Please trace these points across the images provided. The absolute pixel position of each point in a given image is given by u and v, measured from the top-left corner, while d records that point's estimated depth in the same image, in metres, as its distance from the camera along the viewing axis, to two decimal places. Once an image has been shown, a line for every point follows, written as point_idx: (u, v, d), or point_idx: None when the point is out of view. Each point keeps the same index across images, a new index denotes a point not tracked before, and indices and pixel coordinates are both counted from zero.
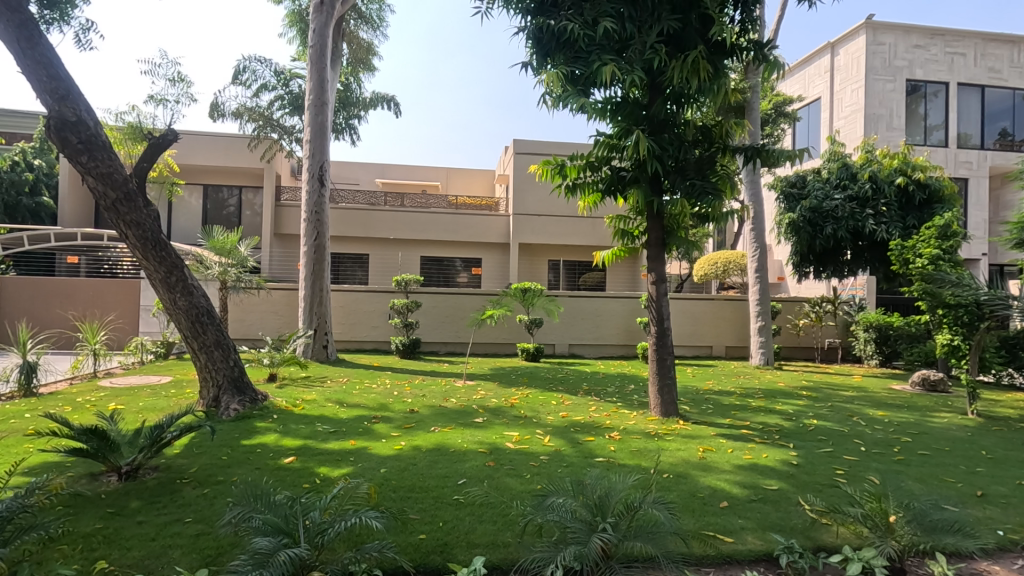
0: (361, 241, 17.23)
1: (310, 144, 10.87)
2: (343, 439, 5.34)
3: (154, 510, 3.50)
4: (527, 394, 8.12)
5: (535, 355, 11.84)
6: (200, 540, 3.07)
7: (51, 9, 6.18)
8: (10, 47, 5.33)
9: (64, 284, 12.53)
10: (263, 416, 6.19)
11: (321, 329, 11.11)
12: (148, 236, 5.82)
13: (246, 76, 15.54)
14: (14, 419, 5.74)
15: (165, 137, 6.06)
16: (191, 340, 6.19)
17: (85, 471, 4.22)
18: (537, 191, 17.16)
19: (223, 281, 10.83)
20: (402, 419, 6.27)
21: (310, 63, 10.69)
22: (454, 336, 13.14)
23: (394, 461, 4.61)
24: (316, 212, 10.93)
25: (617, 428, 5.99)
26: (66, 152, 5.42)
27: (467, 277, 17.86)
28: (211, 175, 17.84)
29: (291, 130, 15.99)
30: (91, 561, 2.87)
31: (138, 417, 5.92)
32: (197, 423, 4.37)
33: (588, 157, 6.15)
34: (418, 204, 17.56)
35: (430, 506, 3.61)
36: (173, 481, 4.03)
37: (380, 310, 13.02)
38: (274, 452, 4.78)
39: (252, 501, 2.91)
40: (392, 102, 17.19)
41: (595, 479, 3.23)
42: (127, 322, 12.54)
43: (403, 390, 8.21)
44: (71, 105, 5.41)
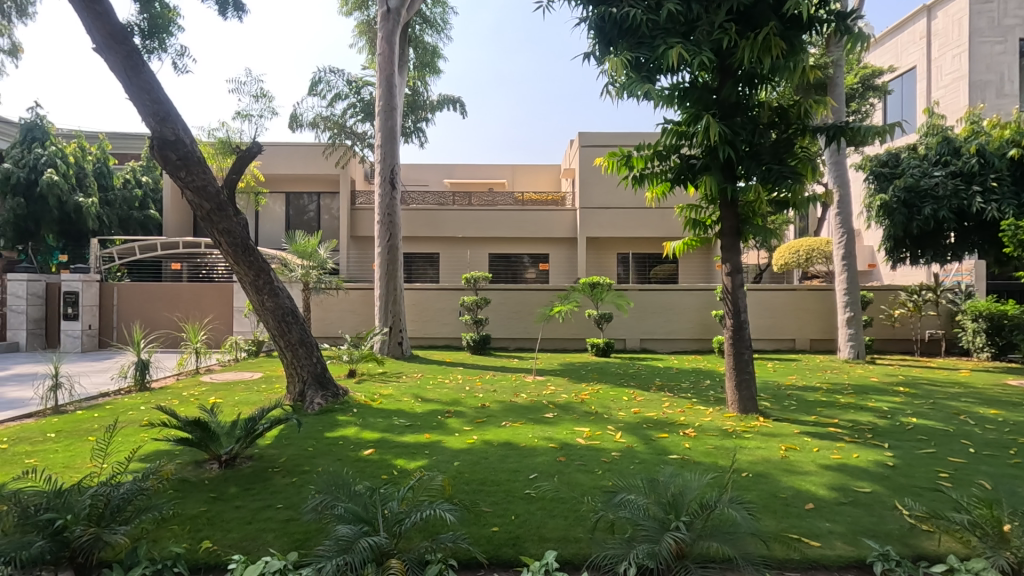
0: (431, 240, 17.72)
1: (381, 148, 11.31)
2: (418, 432, 5.53)
3: (249, 496, 3.79)
4: (598, 389, 8.03)
5: (605, 350, 11.70)
6: (290, 526, 3.29)
7: (151, 39, 6.79)
8: (118, 76, 5.91)
9: (169, 289, 13.76)
10: (344, 410, 6.55)
11: (396, 327, 11.54)
12: (238, 242, 6.29)
13: (321, 87, 16.38)
14: (131, 411, 6.40)
15: (250, 150, 6.51)
16: (279, 339, 6.63)
17: (191, 458, 4.63)
18: (603, 184, 16.83)
19: (306, 282, 11.49)
20: (473, 414, 6.40)
21: (379, 71, 11.11)
22: (524, 332, 13.22)
23: (466, 454, 4.72)
24: (388, 213, 11.33)
25: (691, 424, 5.81)
26: (167, 169, 5.95)
27: (536, 273, 17.91)
28: (292, 183, 18.96)
29: (363, 136, 16.72)
30: (198, 540, 3.15)
31: (234, 410, 6.44)
32: (286, 416, 4.68)
33: (655, 146, 5.98)
34: (485, 202, 17.75)
35: (502, 500, 3.67)
36: (266, 469, 4.35)
37: (451, 307, 13.32)
38: (355, 444, 5.03)
39: (335, 490, 3.07)
40: (458, 103, 17.53)
41: (668, 477, 3.15)
42: (223, 322, 13.61)
43: (475, 385, 8.38)
44: (171, 125, 5.94)
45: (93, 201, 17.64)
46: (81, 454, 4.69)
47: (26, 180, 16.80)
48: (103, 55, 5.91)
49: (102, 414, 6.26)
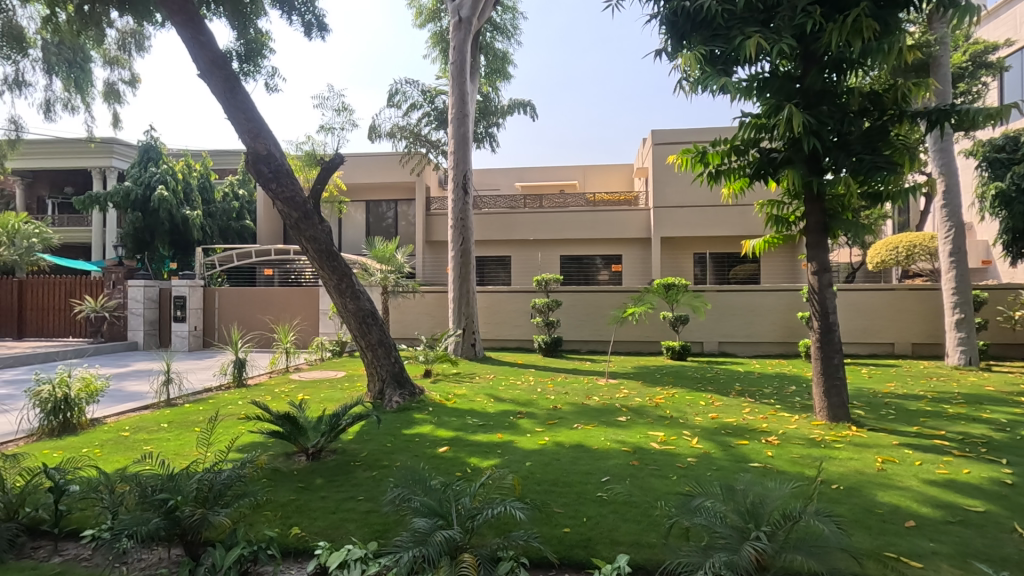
0: (503, 244, 17.99)
1: (455, 155, 11.63)
2: (491, 432, 5.63)
3: (332, 487, 4.02)
4: (674, 394, 7.80)
5: (681, 353, 11.36)
6: (370, 517, 3.46)
7: (248, 63, 7.38)
8: (218, 98, 6.46)
9: (262, 294, 14.81)
10: (420, 408, 6.80)
11: (469, 328, 11.78)
12: (322, 248, 6.70)
13: (398, 98, 17.07)
14: (230, 405, 6.97)
15: (333, 161, 6.90)
16: (361, 339, 6.97)
17: (282, 450, 4.98)
18: (677, 181, 16.32)
19: (384, 285, 12.02)
20: (545, 416, 6.41)
21: (452, 79, 11.42)
22: (596, 334, 13.07)
23: (538, 455, 4.74)
24: (462, 218, 11.60)
25: (774, 432, 5.52)
26: (260, 182, 6.43)
27: (608, 274, 17.69)
28: (372, 192, 19.88)
29: (437, 143, 17.26)
30: (289, 526, 3.38)
31: (320, 406, 6.85)
32: (366, 413, 4.93)
33: (733, 140, 5.73)
34: (556, 204, 17.72)
35: (573, 501, 3.66)
36: (348, 463, 4.60)
37: (523, 309, 13.43)
38: (430, 442, 5.20)
39: (411, 485, 3.17)
40: (529, 106, 17.67)
41: (747, 485, 3.01)
42: (310, 324, 14.50)
43: (547, 387, 8.39)
44: (263, 141, 6.43)
45: (198, 213, 19.36)
46: (189, 443, 5.16)
47: (143, 196, 18.75)
48: (206, 80, 6.48)
49: (206, 408, 6.86)
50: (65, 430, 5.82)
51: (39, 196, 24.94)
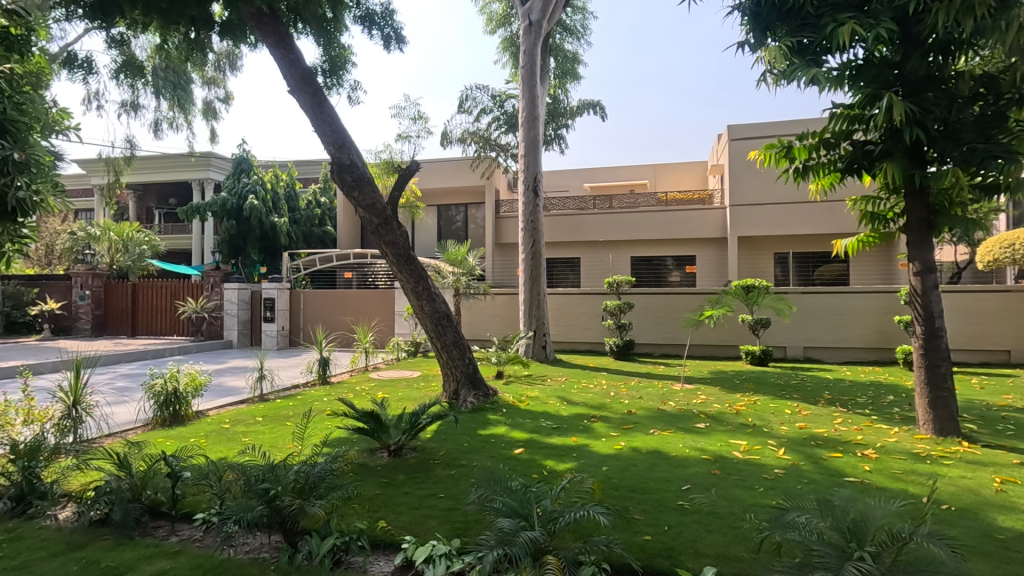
0: (572, 245, 17.91)
1: (525, 158, 11.72)
2: (565, 435, 5.62)
3: (415, 484, 4.16)
4: (756, 401, 7.45)
5: (762, 358, 10.84)
6: (452, 514, 3.55)
7: (332, 77, 7.83)
8: (306, 112, 6.87)
9: (342, 296, 15.55)
10: (494, 409, 6.91)
11: (540, 331, 11.81)
12: (401, 253, 6.96)
13: (468, 104, 17.44)
14: (318, 401, 7.39)
15: (410, 168, 7.14)
16: (436, 340, 7.17)
17: (367, 445, 5.21)
18: (757, 178, 15.58)
19: (456, 287, 12.30)
20: (620, 420, 6.32)
21: (522, 83, 11.52)
22: (670, 337, 12.72)
23: (614, 460, 4.68)
24: (532, 220, 11.67)
25: (871, 444, 5.15)
26: (344, 190, 6.77)
27: (681, 275, 17.18)
28: (443, 196, 20.39)
29: (506, 147, 17.48)
30: (376, 519, 3.54)
31: (399, 404, 7.13)
32: (444, 413, 5.06)
33: (822, 133, 5.39)
34: (626, 204, 17.41)
35: (653, 508, 3.58)
36: (428, 461, 4.75)
37: (593, 311, 13.31)
38: (506, 443, 5.27)
39: (492, 485, 3.21)
40: (598, 106, 17.50)
41: (846, 500, 2.82)
42: (386, 325, 15.08)
43: (620, 391, 8.27)
44: (346, 151, 6.76)
45: (285, 220, 20.67)
46: (283, 436, 5.51)
47: (237, 205, 20.28)
48: (295, 96, 6.90)
49: (296, 403, 7.30)
50: (175, 421, 6.38)
51: (149, 207, 27.54)
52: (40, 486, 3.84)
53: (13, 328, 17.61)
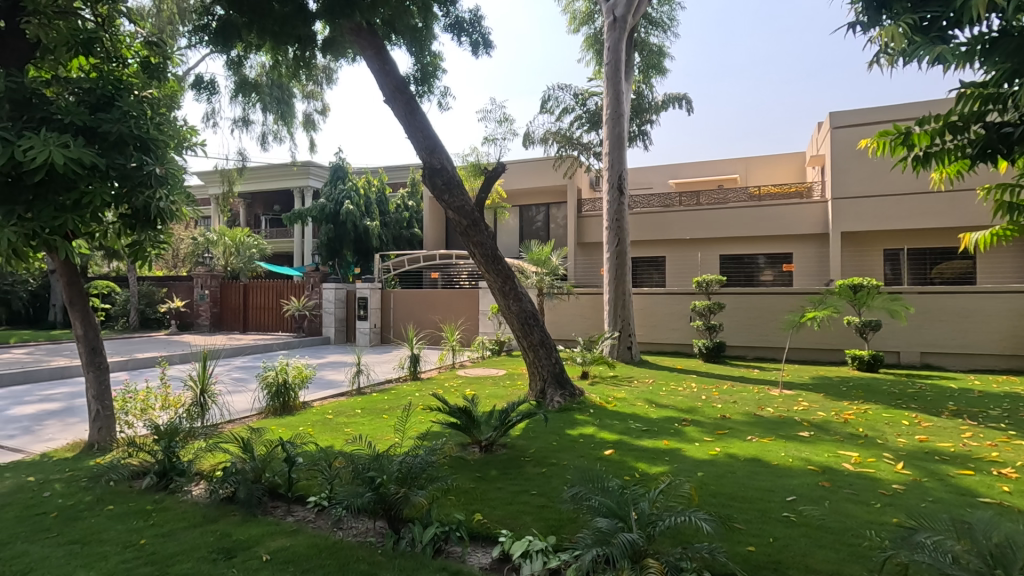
0: (656, 244, 17.42)
1: (609, 156, 11.56)
2: (656, 438, 5.48)
3: (507, 480, 4.24)
4: (866, 410, 6.88)
5: (871, 364, 9.99)
6: (546, 511, 3.59)
7: (423, 84, 8.15)
8: (400, 120, 7.19)
9: (429, 295, 16.11)
10: (581, 409, 6.87)
11: (625, 331, 11.61)
12: (489, 254, 7.10)
13: (551, 104, 17.47)
14: (411, 396, 7.73)
15: (497, 169, 7.23)
16: (523, 339, 7.26)
17: (459, 440, 5.37)
18: (863, 168, 14.36)
19: (540, 287, 12.36)
20: (713, 425, 6.07)
21: (606, 80, 11.33)
22: (765, 340, 12.04)
23: (710, 466, 4.50)
24: (617, 219, 11.48)
25: (1009, 463, 4.60)
26: (435, 193, 7.03)
27: (775, 274, 16.20)
28: (525, 197, 20.56)
29: (588, 145, 17.33)
30: (472, 512, 3.65)
31: (488, 402, 7.29)
32: (534, 411, 5.11)
33: (947, 116, 4.68)
34: (715, 199, 16.66)
35: (756, 518, 3.41)
36: (518, 458, 4.82)
37: (681, 312, 12.88)
38: (595, 443, 5.23)
39: (588, 484, 3.20)
40: (684, 100, 16.92)
41: (987, 523, 2.54)
42: (471, 324, 15.45)
43: (712, 394, 7.94)
44: (437, 156, 7.01)
45: (376, 223, 21.77)
46: (381, 428, 5.81)
47: (334, 210, 21.63)
48: (390, 105, 7.25)
49: (391, 398, 7.67)
50: (285, 410, 6.91)
51: (257, 213, 30.01)
52: (179, 464, 4.30)
53: (147, 323, 19.89)
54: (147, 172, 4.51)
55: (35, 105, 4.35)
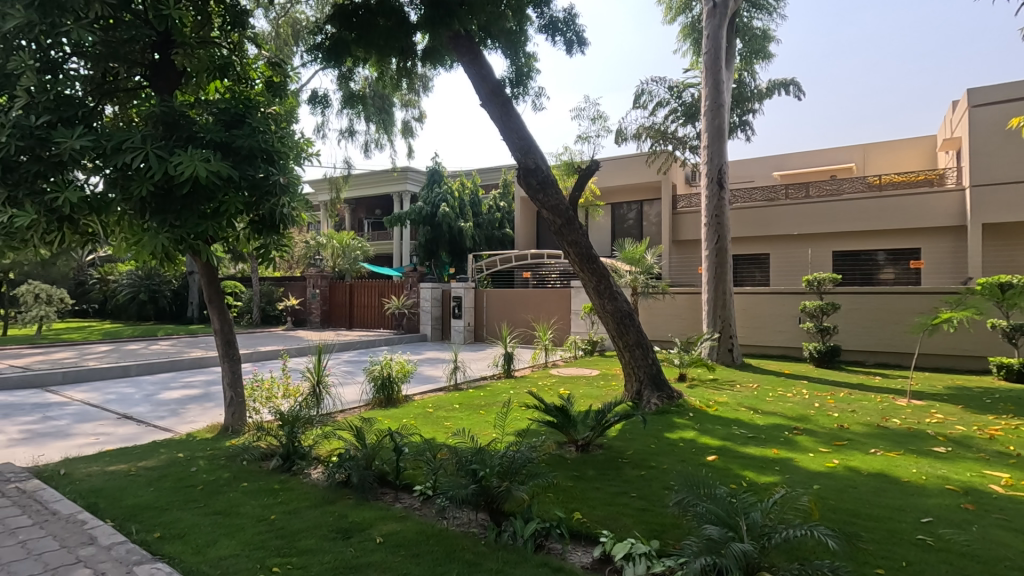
0: (759, 240, 16.40)
1: (709, 149, 11.04)
2: (764, 445, 5.17)
3: (605, 480, 4.20)
4: (1017, 425, 6.03)
5: (1021, 374, 8.76)
6: (647, 515, 3.51)
7: (519, 86, 8.26)
8: (495, 121, 7.34)
9: (521, 295, 16.29)
10: (680, 413, 6.64)
11: (726, 333, 11.04)
12: (583, 252, 7.05)
13: (644, 99, 17.01)
14: (506, 393, 7.86)
15: (591, 167, 7.17)
16: (618, 339, 7.14)
17: (555, 438, 5.38)
18: (1010, 151, 12.59)
19: (634, 287, 12.08)
20: (829, 435, 5.61)
21: (706, 69, 10.82)
22: (888, 345, 10.95)
23: (827, 479, 4.16)
24: (717, 215, 10.95)
25: None
26: (530, 193, 7.10)
27: (899, 272, 14.67)
28: (618, 194, 20.18)
29: (684, 139, 16.68)
30: (571, 510, 3.65)
31: (583, 401, 7.24)
32: (631, 412, 5.00)
33: None
34: (827, 191, 15.37)
35: (885, 539, 3.11)
36: (615, 459, 4.75)
37: (788, 313, 12.03)
38: (696, 448, 5.03)
39: (694, 489, 3.07)
40: (792, 86, 15.77)
41: None
42: (563, 323, 15.43)
43: (826, 402, 7.34)
44: (532, 156, 7.08)
45: (470, 225, 22.39)
46: (479, 423, 5.97)
47: (430, 212, 22.53)
48: (486, 108, 7.41)
49: (486, 394, 7.85)
50: (390, 403, 7.30)
51: (360, 218, 31.98)
52: (300, 448, 4.68)
53: (267, 319, 21.91)
54: (273, 181, 4.96)
55: (183, 125, 4.91)
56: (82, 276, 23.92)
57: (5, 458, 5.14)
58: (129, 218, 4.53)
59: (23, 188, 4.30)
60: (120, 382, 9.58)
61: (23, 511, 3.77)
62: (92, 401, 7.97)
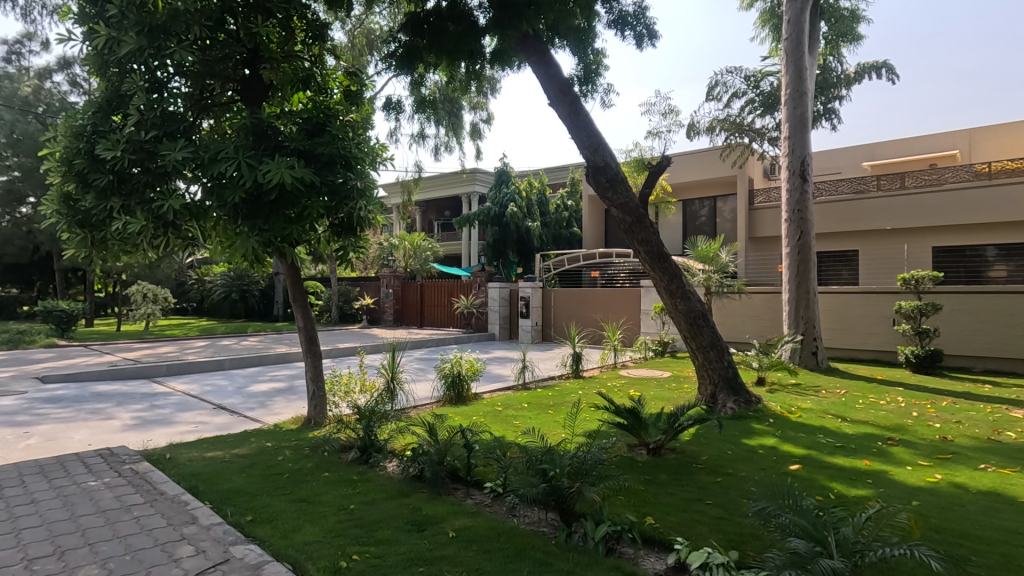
0: (847, 236, 15.32)
1: (789, 140, 10.44)
2: (854, 456, 4.82)
3: (679, 486, 4.06)
4: None
5: None
6: (725, 524, 3.36)
7: (587, 84, 8.17)
8: (563, 120, 7.30)
9: (589, 294, 16.11)
10: (759, 418, 6.32)
11: (809, 334, 10.39)
12: (654, 250, 6.88)
13: (718, 90, 16.34)
14: (574, 394, 7.80)
15: (662, 163, 6.97)
16: (691, 340, 6.90)
17: (625, 441, 5.28)
18: None
19: (707, 286, 11.64)
20: (930, 447, 5.14)
21: (786, 56, 10.23)
22: (998, 349, 9.91)
23: (928, 495, 3.82)
24: (799, 209, 10.32)
25: None
26: (599, 191, 7.01)
27: (1012, 269, 13.23)
28: (690, 190, 19.50)
29: (762, 131, 15.87)
30: (643, 514, 3.56)
31: (655, 404, 7.06)
32: (706, 416, 4.81)
33: None
34: (926, 181, 14.10)
35: (1000, 565, 2.81)
36: (689, 464, 4.59)
37: (881, 314, 11.15)
38: (778, 456, 4.76)
39: (777, 499, 2.91)
40: (886, 69, 14.59)
41: None
42: (633, 323, 15.11)
43: (926, 411, 6.74)
44: (601, 154, 6.98)
45: (537, 224, 22.42)
46: (548, 423, 5.96)
47: (498, 213, 22.77)
48: (554, 107, 7.39)
49: (555, 394, 7.84)
50: (460, 401, 7.45)
51: (431, 219, 32.84)
52: (376, 441, 4.87)
53: (345, 318, 22.98)
54: (351, 186, 5.20)
55: (270, 135, 5.22)
56: (182, 278, 26.12)
57: (119, 442, 5.70)
58: (223, 222, 4.88)
59: (134, 197, 4.79)
60: (214, 375, 10.36)
61: (136, 490, 4.18)
62: (192, 392, 8.68)
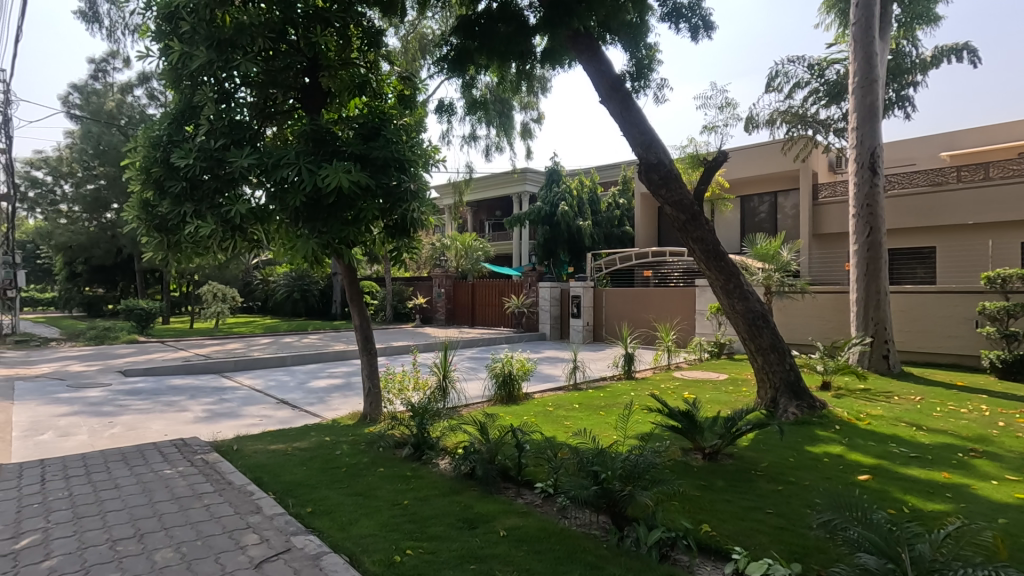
0: (922, 232, 14.35)
1: (858, 131, 9.86)
2: (930, 467, 4.50)
3: (737, 493, 3.92)
4: None
5: None
6: (787, 535, 3.21)
7: (639, 80, 8.01)
8: (615, 116, 7.18)
9: (642, 293, 15.81)
10: (824, 424, 6.02)
11: (879, 337, 9.80)
12: (710, 249, 6.66)
13: (779, 80, 15.63)
14: (627, 395, 7.69)
15: (718, 158, 6.74)
16: (750, 342, 6.64)
17: (679, 444, 5.15)
18: None
19: (767, 285, 11.18)
20: (1018, 461, 4.73)
21: (854, 42, 9.66)
22: None
23: (1017, 512, 3.52)
24: (868, 204, 9.74)
25: None
26: (652, 189, 6.85)
27: None
28: (749, 186, 18.79)
29: (827, 122, 15.08)
30: (699, 522, 3.45)
31: (711, 407, 6.85)
32: (767, 421, 4.61)
33: None
34: (1014, 171, 13.00)
35: None
36: (748, 470, 4.42)
37: (960, 315, 10.37)
38: (845, 465, 4.50)
39: (844, 511, 2.75)
40: (970, 52, 13.50)
41: None
42: (688, 324, 14.72)
43: (1014, 421, 6.21)
44: (653, 150, 6.82)
45: (588, 223, 22.21)
46: (599, 424, 5.90)
47: (549, 212, 22.71)
48: (605, 104, 7.29)
49: (606, 395, 7.74)
50: (511, 400, 7.48)
51: (482, 219, 33.13)
52: (429, 439, 4.95)
53: (399, 316, 23.57)
54: (404, 189, 5.32)
55: (328, 140, 5.41)
56: (248, 278, 27.52)
57: (191, 433, 6.07)
58: (285, 225, 5.09)
59: (205, 203, 5.07)
60: (278, 370, 10.86)
61: (207, 479, 4.44)
62: (257, 386, 9.13)
